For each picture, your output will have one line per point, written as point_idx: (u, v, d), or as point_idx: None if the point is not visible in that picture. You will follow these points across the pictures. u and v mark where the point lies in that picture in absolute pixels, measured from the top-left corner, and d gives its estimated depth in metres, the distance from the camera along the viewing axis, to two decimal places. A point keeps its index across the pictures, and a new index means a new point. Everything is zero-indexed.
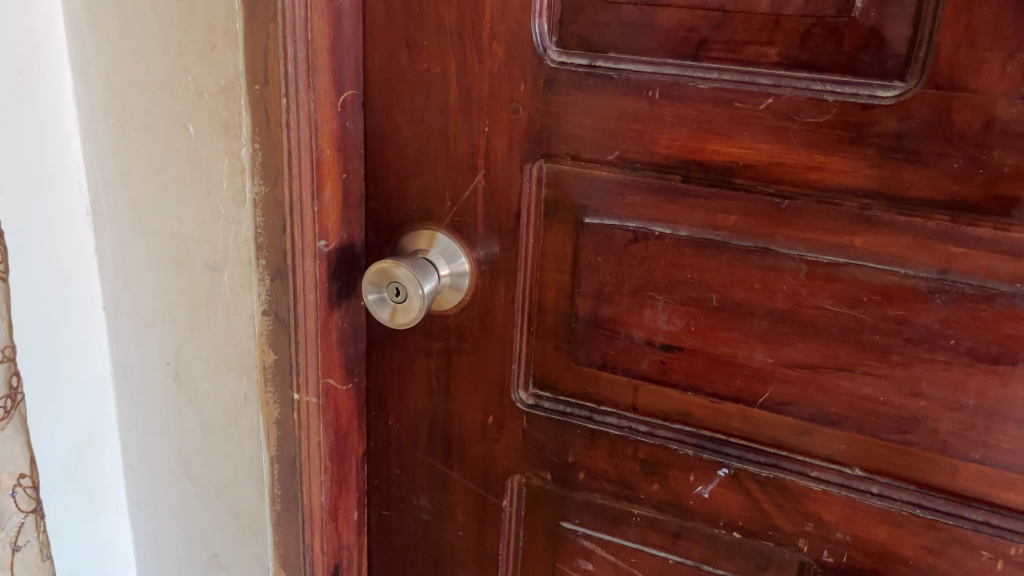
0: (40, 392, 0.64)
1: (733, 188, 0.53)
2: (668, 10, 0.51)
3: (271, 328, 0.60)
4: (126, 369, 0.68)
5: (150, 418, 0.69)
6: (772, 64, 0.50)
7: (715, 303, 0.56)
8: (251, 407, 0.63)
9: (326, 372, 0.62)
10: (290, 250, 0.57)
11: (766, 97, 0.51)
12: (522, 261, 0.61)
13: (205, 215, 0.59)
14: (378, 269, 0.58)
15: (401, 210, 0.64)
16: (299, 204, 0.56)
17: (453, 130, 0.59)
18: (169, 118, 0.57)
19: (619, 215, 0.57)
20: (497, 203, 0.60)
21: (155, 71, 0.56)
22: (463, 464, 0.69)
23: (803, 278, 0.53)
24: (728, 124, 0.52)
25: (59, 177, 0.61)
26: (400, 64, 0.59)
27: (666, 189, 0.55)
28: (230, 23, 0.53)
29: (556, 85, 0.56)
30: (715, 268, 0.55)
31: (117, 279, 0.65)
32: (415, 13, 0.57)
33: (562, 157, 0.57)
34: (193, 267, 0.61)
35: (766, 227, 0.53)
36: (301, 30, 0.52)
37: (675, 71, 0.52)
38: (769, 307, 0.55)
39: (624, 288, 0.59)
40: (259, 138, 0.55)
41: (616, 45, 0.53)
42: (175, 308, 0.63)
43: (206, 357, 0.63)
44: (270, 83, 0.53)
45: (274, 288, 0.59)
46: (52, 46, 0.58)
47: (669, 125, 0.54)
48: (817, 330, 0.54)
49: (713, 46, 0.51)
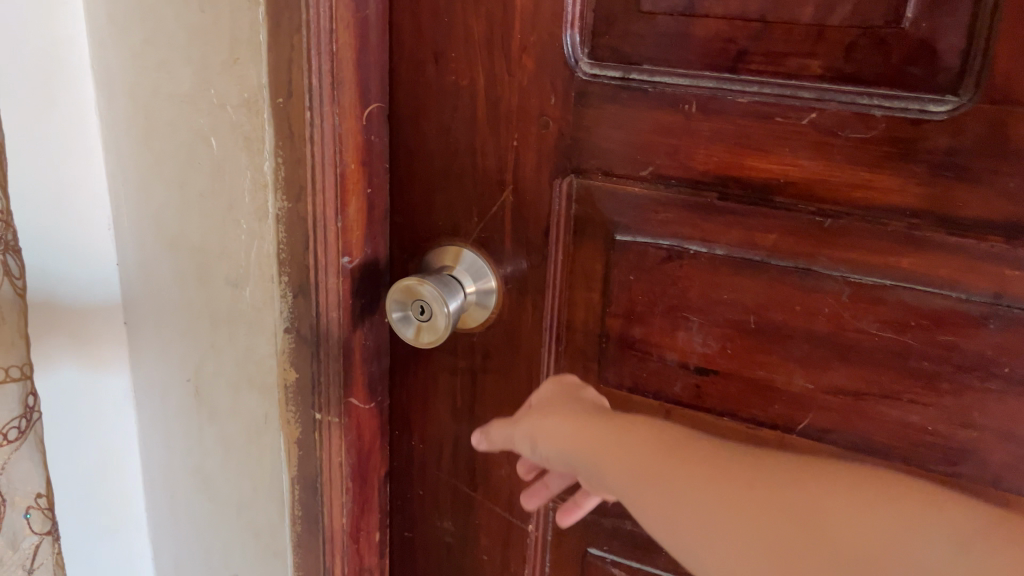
0: (54, 406, 0.64)
1: (773, 206, 0.51)
2: (706, 21, 0.49)
3: (293, 346, 0.58)
4: (146, 388, 0.68)
5: (169, 434, 0.68)
6: (815, 77, 0.47)
7: (752, 325, 0.54)
8: (272, 426, 0.61)
9: (349, 392, 0.60)
10: (312, 266, 0.56)
11: (809, 111, 0.48)
12: (550, 279, 0.59)
13: (227, 229, 0.57)
14: (402, 286, 0.57)
15: (427, 225, 0.62)
16: (323, 220, 0.54)
17: (480, 143, 0.58)
18: (192, 131, 0.56)
19: (651, 233, 0.55)
20: (526, 219, 0.58)
21: (178, 83, 0.55)
22: (488, 487, 0.66)
23: (847, 301, 0.51)
24: (768, 139, 0.50)
25: (81, 182, 0.61)
26: (427, 76, 0.58)
27: (701, 206, 0.53)
28: (254, 35, 0.52)
29: (588, 98, 0.54)
30: (752, 289, 0.53)
31: (139, 294, 0.64)
32: (443, 24, 0.56)
33: (593, 172, 0.55)
34: (215, 283, 0.59)
35: (806, 246, 0.51)
36: (326, 42, 0.51)
37: (713, 84, 0.50)
38: (809, 330, 0.52)
39: (657, 308, 0.57)
40: (282, 153, 0.54)
41: (650, 57, 0.51)
42: (195, 324, 0.61)
43: (227, 374, 0.62)
44: (294, 95, 0.52)
45: (296, 305, 0.57)
46: (75, 59, 0.58)
47: (706, 140, 0.52)
48: (860, 355, 0.51)
49: (752, 58, 0.48)
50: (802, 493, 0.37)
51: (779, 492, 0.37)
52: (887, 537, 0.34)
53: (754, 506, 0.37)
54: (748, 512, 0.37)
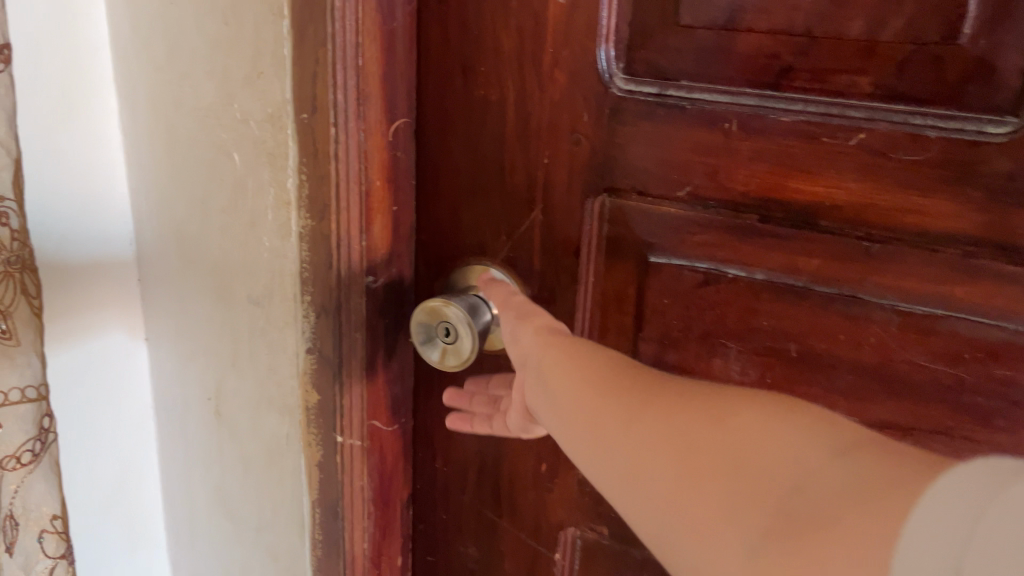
0: (73, 422, 0.64)
1: (818, 231, 0.48)
2: (748, 36, 0.46)
3: (315, 368, 0.56)
4: (166, 405, 0.67)
5: (189, 449, 0.67)
6: (865, 96, 0.45)
7: (793, 353, 0.51)
8: (293, 448, 0.60)
9: (372, 415, 0.58)
10: (335, 286, 0.54)
11: (858, 131, 0.45)
12: (580, 300, 0.57)
13: (249, 246, 0.56)
14: (426, 306, 0.55)
15: (455, 243, 0.60)
16: (346, 239, 0.53)
17: (509, 159, 0.56)
18: (214, 146, 0.55)
19: (687, 255, 0.53)
20: (556, 239, 0.56)
21: (200, 97, 0.54)
22: (513, 513, 0.64)
23: (895, 330, 0.48)
24: (813, 161, 0.47)
25: (101, 187, 0.60)
26: (457, 91, 0.56)
27: (741, 229, 0.50)
28: (279, 48, 0.50)
29: (622, 115, 0.51)
30: (794, 315, 0.50)
31: (162, 310, 0.63)
32: (473, 37, 0.54)
33: (626, 192, 0.53)
34: (237, 301, 0.58)
35: (853, 272, 0.48)
36: (351, 55, 0.49)
37: (754, 102, 0.47)
38: (855, 360, 0.49)
39: (692, 334, 0.54)
40: (306, 169, 0.52)
41: (688, 72, 0.49)
42: (216, 341, 0.60)
43: (248, 394, 0.60)
44: (319, 111, 0.50)
45: (319, 325, 0.55)
46: (97, 72, 0.58)
47: (747, 160, 0.49)
48: (908, 388, 0.48)
49: (798, 75, 0.46)
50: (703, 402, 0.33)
51: (693, 398, 0.33)
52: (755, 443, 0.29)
53: (662, 408, 0.34)
54: (656, 412, 0.34)
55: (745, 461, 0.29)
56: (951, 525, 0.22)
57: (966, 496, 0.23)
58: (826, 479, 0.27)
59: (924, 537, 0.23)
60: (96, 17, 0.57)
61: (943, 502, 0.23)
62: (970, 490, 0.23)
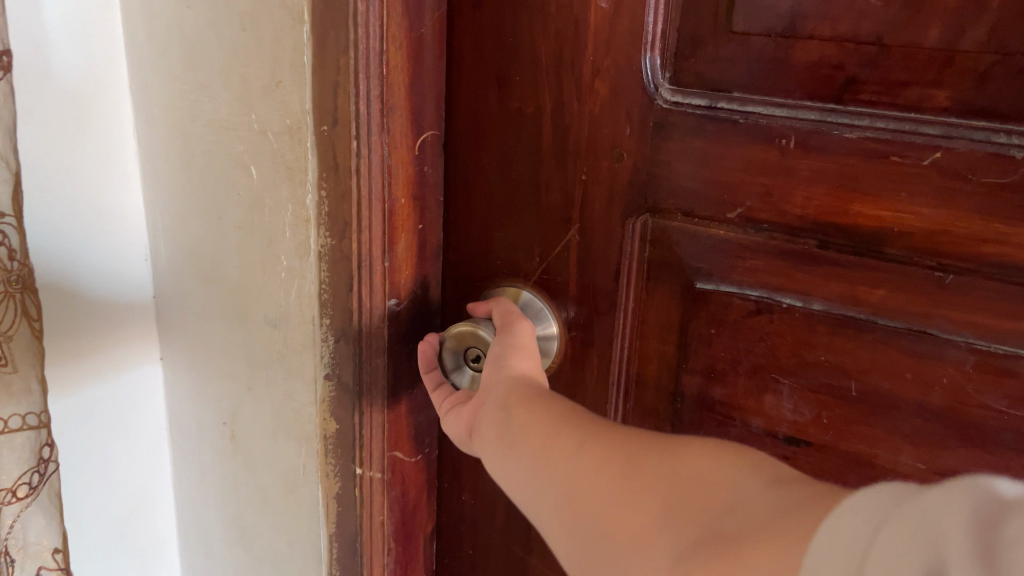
0: (85, 441, 0.62)
1: (884, 259, 0.43)
2: (810, 44, 0.41)
3: (333, 395, 0.53)
4: (183, 426, 0.65)
5: (205, 470, 0.64)
6: (940, 110, 0.39)
7: (853, 393, 0.46)
8: (309, 479, 0.56)
9: (392, 446, 0.54)
10: (357, 310, 0.50)
11: (933, 149, 0.40)
12: (618, 328, 0.53)
13: (266, 267, 0.53)
14: (453, 331, 0.51)
15: (486, 264, 0.56)
16: (370, 261, 0.50)
17: (544, 176, 0.52)
18: (230, 159, 0.52)
19: (737, 281, 0.48)
20: (593, 263, 0.52)
21: (217, 107, 0.51)
22: (544, 554, 0.57)
23: (970, 372, 0.42)
24: (880, 182, 0.42)
25: (114, 200, 0.58)
26: (490, 103, 0.52)
27: (797, 255, 0.45)
28: (298, 57, 0.47)
29: (668, 129, 0.47)
30: (856, 352, 0.45)
31: (178, 328, 0.61)
32: (507, 46, 0.50)
33: (670, 212, 0.49)
34: (254, 323, 0.55)
35: (922, 306, 0.43)
36: (376, 64, 0.46)
37: (815, 116, 0.43)
38: (922, 404, 0.44)
39: (741, 367, 0.50)
40: (326, 185, 0.49)
41: (742, 84, 0.44)
42: (233, 364, 0.57)
43: (264, 422, 0.57)
44: (340, 123, 0.47)
45: (338, 350, 0.52)
46: (111, 79, 0.55)
47: (805, 181, 0.44)
48: (983, 435, 0.43)
49: (864, 88, 0.41)
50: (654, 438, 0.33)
51: (651, 435, 0.33)
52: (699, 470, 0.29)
53: (615, 440, 0.34)
54: (608, 444, 0.34)
55: (693, 487, 0.29)
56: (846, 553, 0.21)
57: (857, 522, 0.22)
58: (756, 501, 0.27)
59: (822, 562, 0.22)
60: (111, 22, 0.54)
61: (842, 523, 0.22)
62: (864, 518, 0.22)
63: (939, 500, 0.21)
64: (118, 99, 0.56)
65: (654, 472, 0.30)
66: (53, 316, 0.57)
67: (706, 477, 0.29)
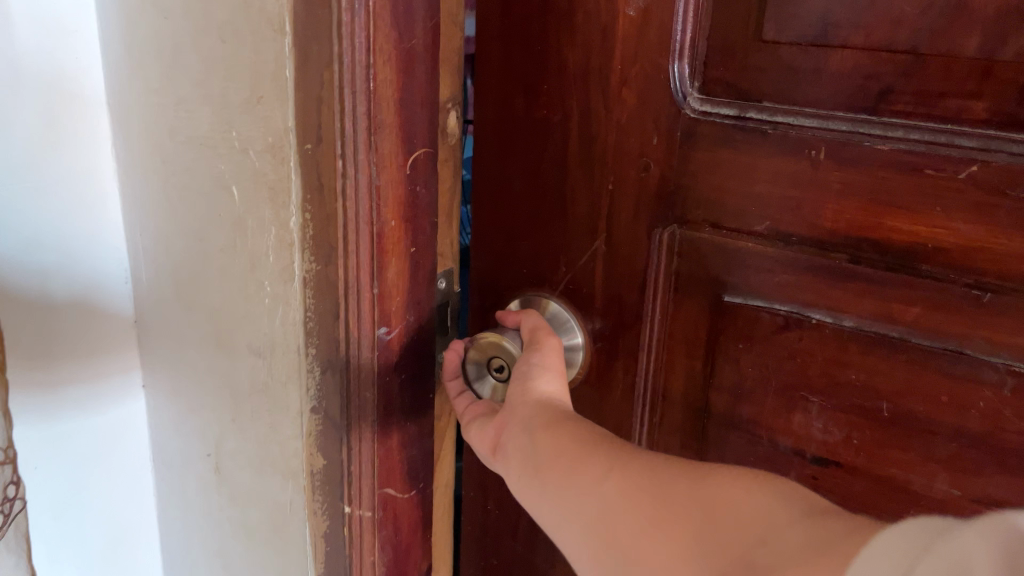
0: (57, 462, 0.62)
1: (919, 277, 0.43)
2: (844, 53, 0.41)
3: (320, 429, 0.50)
4: (167, 457, 0.64)
5: (187, 500, 0.62)
6: (979, 122, 0.39)
7: (885, 413, 0.46)
8: (296, 517, 0.53)
9: (384, 482, 0.51)
10: (343, 339, 0.47)
11: (970, 163, 0.40)
12: (644, 340, 0.52)
13: (250, 292, 0.50)
14: (477, 341, 0.51)
15: (512, 275, 0.56)
16: (355, 288, 0.46)
17: (571, 186, 0.52)
18: (212, 178, 0.49)
19: (767, 296, 0.48)
20: (618, 273, 0.52)
21: (197, 124, 0.48)
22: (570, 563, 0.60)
23: (1006, 396, 0.42)
24: (915, 197, 0.42)
25: (92, 219, 0.58)
26: (516, 109, 0.52)
27: (829, 271, 0.45)
28: (279, 70, 0.44)
29: (695, 139, 0.47)
30: (889, 371, 0.45)
31: (161, 350, 0.59)
32: (535, 54, 0.50)
33: (698, 225, 0.49)
34: (237, 352, 0.52)
35: (957, 326, 0.43)
36: (362, 78, 0.42)
37: (847, 127, 0.42)
38: (958, 427, 0.44)
39: (770, 385, 0.49)
40: (311, 206, 0.46)
41: (773, 94, 0.44)
42: (218, 396, 0.55)
43: (249, 454, 0.54)
44: (324, 141, 0.44)
45: (324, 382, 0.49)
46: (84, 95, 0.55)
47: (836, 194, 0.44)
48: (1023, 463, 0.42)
49: (900, 98, 0.41)
50: (684, 469, 0.34)
51: (684, 471, 0.34)
52: (728, 501, 0.31)
53: (643, 471, 0.36)
54: (638, 474, 0.36)
55: (725, 518, 0.30)
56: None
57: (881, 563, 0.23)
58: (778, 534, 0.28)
59: None
60: (86, 40, 0.54)
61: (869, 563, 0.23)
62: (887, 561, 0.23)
63: (967, 538, 0.22)
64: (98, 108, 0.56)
65: (688, 505, 0.32)
66: (27, 335, 0.57)
67: (737, 508, 0.31)
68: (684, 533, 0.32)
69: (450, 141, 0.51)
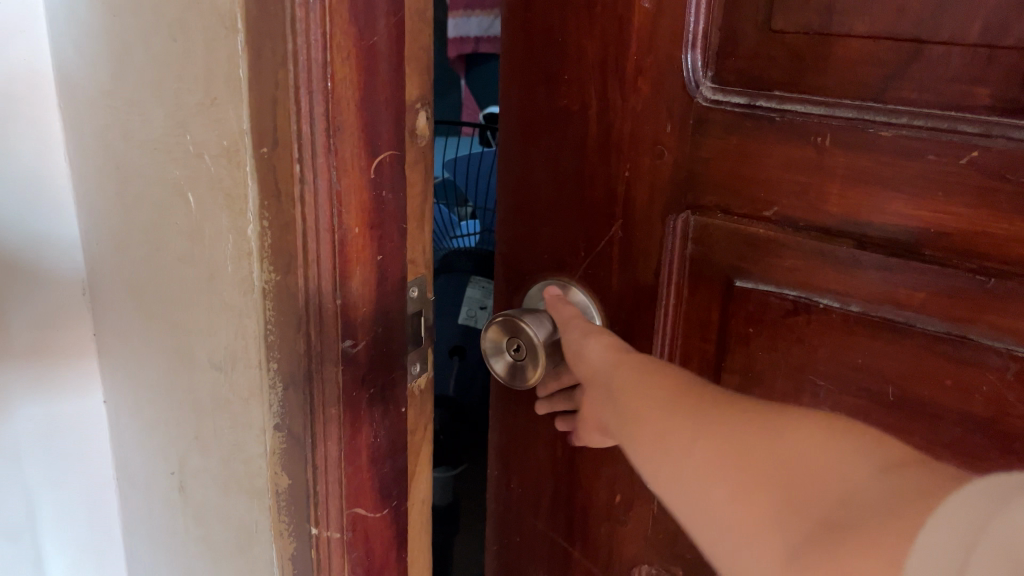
0: (17, 428, 0.66)
1: (923, 261, 0.41)
2: (849, 41, 0.40)
3: (284, 448, 0.48)
4: (136, 478, 0.66)
5: (153, 515, 0.65)
6: (982, 107, 0.38)
7: (891, 398, 0.43)
8: (263, 538, 0.51)
9: (353, 502, 0.47)
10: (305, 355, 0.44)
11: (971, 148, 0.38)
12: (659, 324, 0.52)
13: (210, 303, 0.48)
14: (500, 321, 0.54)
15: (534, 257, 0.56)
16: (318, 298, 0.43)
17: (589, 172, 0.52)
18: (169, 185, 0.48)
19: (776, 280, 0.47)
20: (635, 258, 0.52)
21: (152, 128, 0.48)
22: (586, 543, 0.61)
23: (1011, 380, 0.39)
24: (919, 181, 0.40)
25: (42, 198, 0.62)
26: (539, 100, 0.52)
27: (834, 255, 0.44)
28: (233, 71, 0.42)
29: (707, 127, 0.46)
30: (895, 357, 0.43)
31: (126, 349, 0.60)
32: (554, 44, 0.50)
33: (711, 210, 0.48)
34: (198, 365, 0.51)
35: (962, 311, 0.40)
36: (319, 78, 0.39)
37: (852, 114, 0.41)
38: (964, 412, 0.41)
39: (779, 367, 0.47)
40: (268, 214, 0.43)
41: (784, 82, 0.43)
42: (180, 411, 0.55)
43: (214, 473, 0.54)
44: (280, 144, 0.41)
45: (287, 399, 0.46)
46: (37, 85, 0.59)
47: (841, 179, 0.42)
48: None
49: (903, 85, 0.39)
50: (766, 424, 0.35)
51: (764, 426, 0.35)
52: (820, 469, 0.31)
53: (731, 438, 0.36)
54: (723, 434, 0.36)
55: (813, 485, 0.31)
56: (947, 556, 0.25)
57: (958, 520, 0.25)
58: (856, 492, 0.30)
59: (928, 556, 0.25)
60: (40, 36, 0.59)
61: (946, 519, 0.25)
62: (963, 519, 0.25)
63: None
64: (48, 102, 0.60)
65: (782, 467, 0.33)
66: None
67: (821, 472, 0.31)
68: (772, 487, 0.33)
69: (420, 143, 0.45)
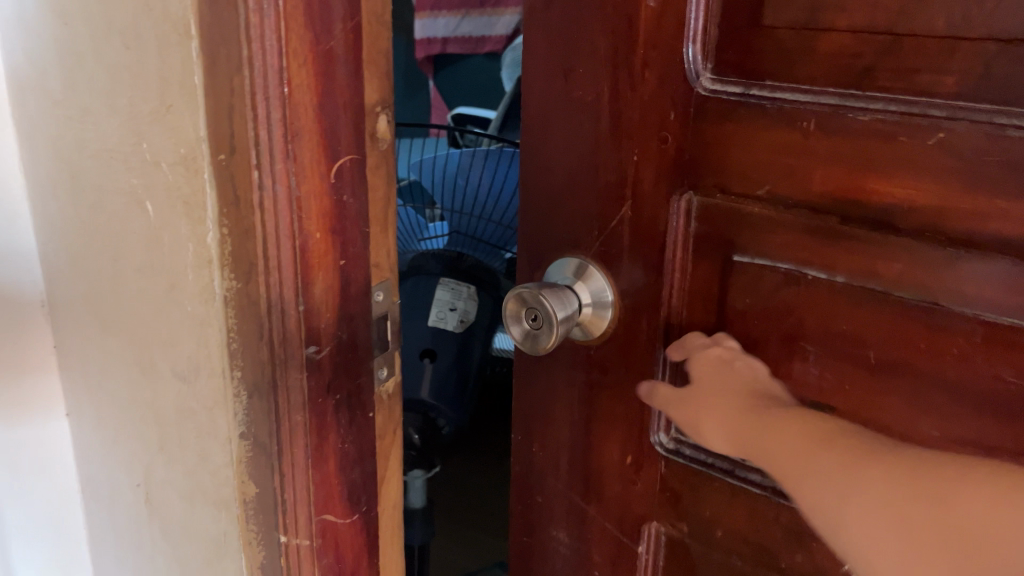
0: None
1: (898, 233, 0.41)
2: (832, 35, 0.41)
3: (250, 456, 0.47)
4: (98, 491, 0.66)
5: (118, 528, 0.64)
6: (951, 93, 0.38)
7: (872, 361, 0.44)
8: (232, 547, 0.51)
9: (321, 509, 0.47)
10: (270, 364, 0.44)
11: (938, 131, 0.39)
12: (663, 296, 0.52)
13: (172, 311, 0.48)
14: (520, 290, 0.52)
15: (546, 243, 0.57)
16: (280, 305, 0.43)
17: (600, 157, 0.52)
18: (127, 194, 0.48)
19: (770, 254, 0.47)
20: (643, 241, 0.52)
21: (107, 137, 0.47)
22: (600, 501, 0.61)
23: (980, 344, 0.40)
24: (892, 160, 0.41)
25: None
26: (556, 89, 0.53)
27: (822, 230, 0.44)
28: (187, 77, 0.41)
29: (705, 116, 0.47)
30: (875, 326, 0.43)
31: (87, 359, 0.59)
32: (554, 46, 0.52)
33: (711, 190, 0.48)
34: (161, 376, 0.51)
35: (934, 282, 0.41)
36: (275, 84, 0.39)
37: (835, 101, 0.42)
38: (938, 375, 0.41)
39: (773, 333, 0.48)
40: (227, 221, 0.42)
41: (776, 72, 0.44)
42: (143, 424, 0.54)
43: (178, 484, 0.53)
44: (237, 153, 0.41)
45: (252, 408, 0.46)
46: None
47: (823, 160, 0.43)
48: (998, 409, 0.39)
49: (880, 74, 0.40)
50: (891, 456, 0.39)
51: (892, 456, 0.39)
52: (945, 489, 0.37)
53: (858, 466, 0.39)
54: (849, 463, 0.40)
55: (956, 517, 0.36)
56: None
57: None
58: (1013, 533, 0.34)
59: None
60: None
61: None
62: None
63: None
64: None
65: (920, 497, 0.37)
66: None
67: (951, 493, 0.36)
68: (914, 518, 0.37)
69: (380, 147, 0.45)
